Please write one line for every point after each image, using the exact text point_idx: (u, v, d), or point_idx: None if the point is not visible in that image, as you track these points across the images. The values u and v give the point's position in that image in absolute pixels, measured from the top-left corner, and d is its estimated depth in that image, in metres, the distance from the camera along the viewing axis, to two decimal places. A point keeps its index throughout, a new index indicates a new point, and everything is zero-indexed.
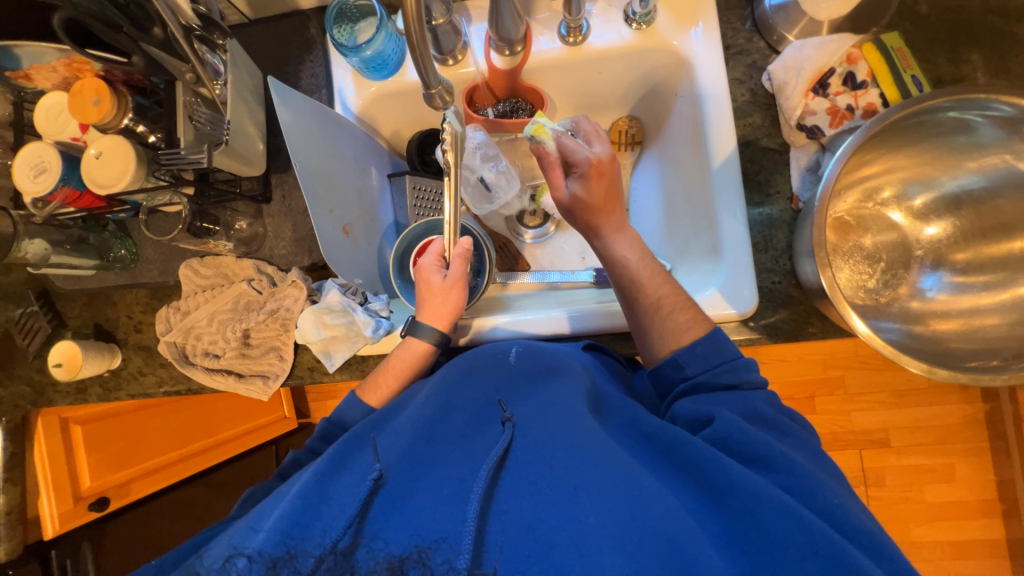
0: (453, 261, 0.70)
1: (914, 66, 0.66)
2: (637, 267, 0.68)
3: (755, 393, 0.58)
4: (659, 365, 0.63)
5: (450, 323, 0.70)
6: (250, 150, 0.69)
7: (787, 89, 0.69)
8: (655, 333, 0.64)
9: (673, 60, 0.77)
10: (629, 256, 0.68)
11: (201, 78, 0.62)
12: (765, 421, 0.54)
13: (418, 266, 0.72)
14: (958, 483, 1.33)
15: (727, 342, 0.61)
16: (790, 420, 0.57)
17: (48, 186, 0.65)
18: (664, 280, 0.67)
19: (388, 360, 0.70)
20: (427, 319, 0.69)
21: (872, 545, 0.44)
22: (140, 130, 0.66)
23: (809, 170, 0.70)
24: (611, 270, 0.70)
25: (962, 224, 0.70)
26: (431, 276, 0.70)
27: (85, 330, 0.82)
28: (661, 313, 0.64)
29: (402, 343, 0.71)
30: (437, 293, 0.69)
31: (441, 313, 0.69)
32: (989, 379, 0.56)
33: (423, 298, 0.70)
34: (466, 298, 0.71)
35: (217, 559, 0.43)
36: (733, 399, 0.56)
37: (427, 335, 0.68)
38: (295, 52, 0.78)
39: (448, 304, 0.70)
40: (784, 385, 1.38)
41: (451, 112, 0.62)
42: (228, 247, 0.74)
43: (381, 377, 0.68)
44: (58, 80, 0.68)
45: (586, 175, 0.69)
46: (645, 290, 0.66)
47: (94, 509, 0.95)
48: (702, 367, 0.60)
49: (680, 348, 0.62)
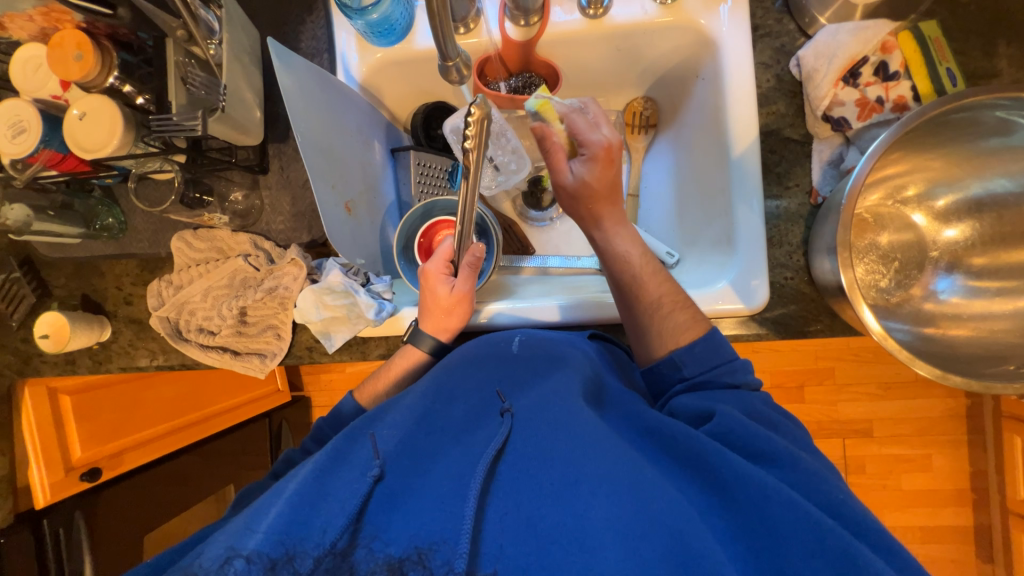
0: (462, 270, 0.68)
1: (950, 58, 0.64)
2: (640, 268, 0.66)
3: (755, 394, 0.57)
4: (657, 363, 0.63)
5: (452, 334, 0.69)
6: (247, 117, 0.65)
7: (817, 77, 0.66)
8: (656, 332, 0.63)
9: (698, 40, 0.73)
10: (631, 252, 0.67)
11: (194, 35, 0.58)
12: (765, 417, 0.54)
13: (423, 272, 0.69)
14: (935, 473, 1.38)
15: (725, 342, 0.61)
16: (787, 418, 0.57)
17: (29, 148, 0.61)
18: (664, 280, 0.65)
19: (386, 366, 0.71)
20: (430, 329, 0.68)
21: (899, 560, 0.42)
22: (127, 90, 0.61)
23: (830, 164, 0.68)
24: (613, 266, 0.68)
25: (982, 227, 0.69)
26: (438, 286, 0.67)
27: (72, 301, 0.79)
28: (660, 313, 0.63)
29: (402, 350, 0.71)
30: (444, 303, 0.68)
31: (447, 328, 0.68)
32: (999, 387, 0.57)
33: (427, 307, 0.68)
34: (471, 311, 0.69)
35: (214, 560, 0.40)
36: (733, 397, 0.56)
37: (427, 343, 0.68)
38: (294, 10, 0.72)
39: (453, 314, 0.68)
40: (775, 374, 1.39)
41: (479, 95, 0.55)
42: (223, 220, 0.71)
43: (380, 381, 0.69)
44: (35, 31, 0.62)
45: (590, 157, 0.65)
46: (649, 287, 0.64)
47: (86, 479, 0.93)
48: (700, 368, 0.59)
49: (679, 348, 0.60)
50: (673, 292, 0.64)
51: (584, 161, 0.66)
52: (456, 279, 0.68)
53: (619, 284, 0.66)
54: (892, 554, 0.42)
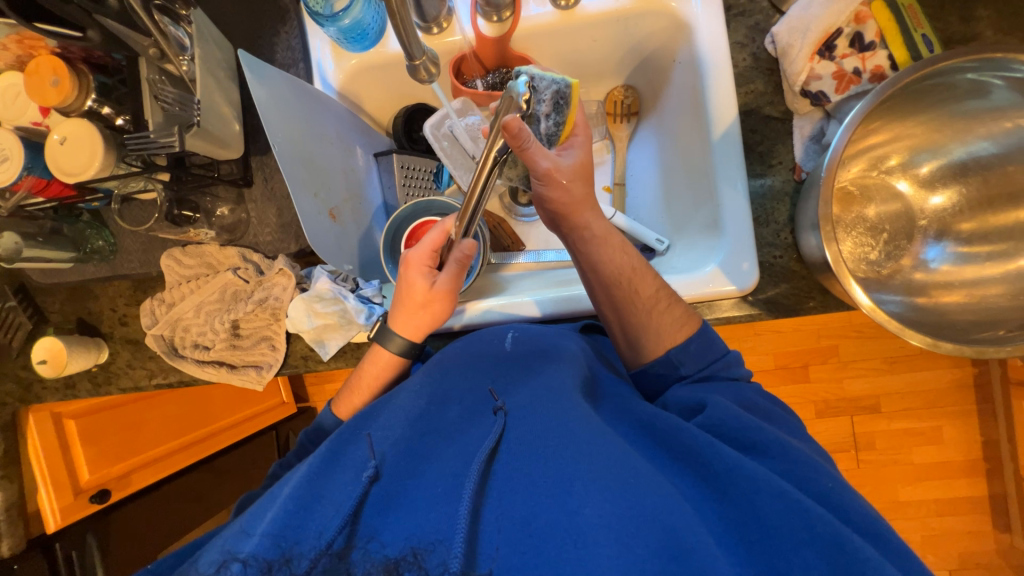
0: (449, 266, 0.64)
1: (925, 24, 0.63)
2: (628, 265, 0.64)
3: (749, 386, 0.59)
4: (648, 365, 0.62)
5: (423, 334, 0.68)
6: (225, 131, 0.66)
7: (792, 52, 0.65)
8: (650, 329, 0.62)
9: (671, 24, 0.73)
10: (615, 250, 0.64)
11: (166, 53, 0.59)
12: (757, 407, 0.55)
13: (409, 255, 0.65)
14: (945, 444, 1.37)
15: (717, 338, 0.61)
16: (778, 406, 0.58)
17: (12, 176, 0.62)
18: (649, 277, 0.64)
19: (355, 377, 0.69)
20: (398, 326, 0.66)
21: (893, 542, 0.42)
22: (106, 113, 0.62)
23: (812, 139, 0.68)
24: (601, 269, 0.64)
25: (968, 192, 0.69)
26: (418, 278, 0.64)
27: (68, 325, 0.80)
28: (649, 310, 0.62)
29: (370, 352, 0.69)
30: (420, 297, 0.64)
31: (418, 324, 0.66)
32: (993, 351, 0.56)
33: (405, 299, 0.65)
34: (451, 309, 0.67)
35: (210, 564, 0.41)
36: (728, 388, 0.57)
37: (393, 344, 0.66)
38: (268, 22, 0.73)
39: (428, 310, 0.65)
40: (779, 355, 1.38)
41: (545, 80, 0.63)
42: (210, 235, 0.71)
43: (354, 395, 0.67)
44: (12, 59, 0.63)
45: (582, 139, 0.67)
46: (644, 282, 0.63)
47: (96, 502, 0.93)
48: (696, 366, 0.60)
49: (673, 347, 0.60)
50: (663, 288, 0.63)
51: (581, 138, 0.67)
52: (438, 275, 0.65)
53: (606, 283, 0.63)
54: (890, 539, 0.42)
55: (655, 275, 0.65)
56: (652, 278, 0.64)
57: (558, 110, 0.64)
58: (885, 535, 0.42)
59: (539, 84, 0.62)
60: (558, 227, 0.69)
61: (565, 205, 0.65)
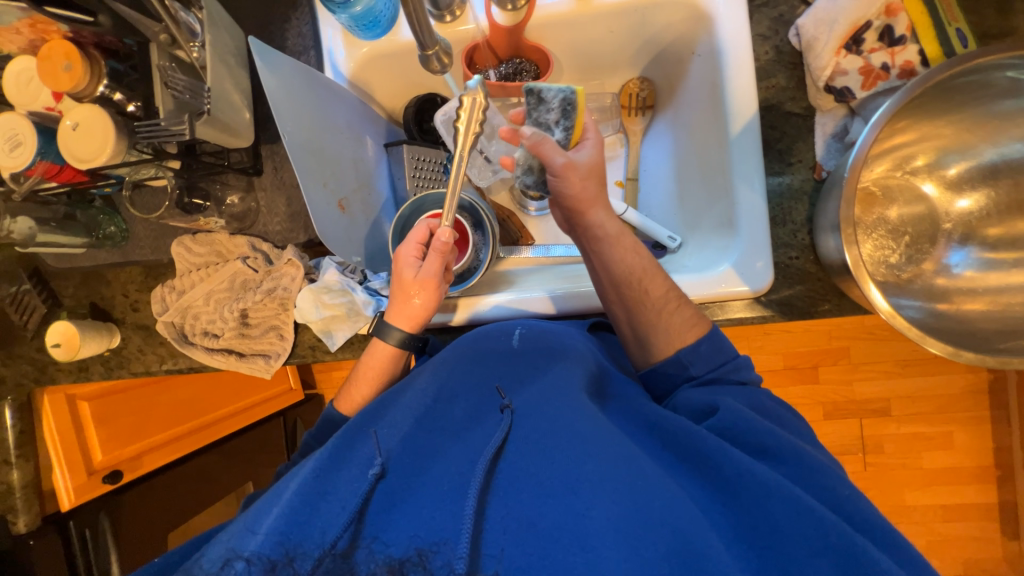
0: (432, 255, 0.64)
1: (959, 18, 0.61)
2: (639, 265, 0.62)
3: (760, 389, 0.58)
4: (658, 365, 0.61)
5: (417, 326, 0.67)
6: (236, 120, 0.65)
7: (817, 46, 0.63)
8: (659, 330, 0.60)
9: (690, 15, 0.70)
10: (626, 249, 0.63)
11: (177, 39, 0.59)
12: (769, 411, 0.55)
13: (395, 253, 0.67)
14: (957, 450, 1.34)
15: (728, 341, 0.60)
16: (789, 411, 0.57)
17: (25, 161, 0.62)
18: (659, 276, 0.63)
19: (359, 368, 0.68)
20: (393, 319, 0.66)
21: (908, 556, 0.41)
22: (117, 98, 0.62)
23: (835, 137, 0.65)
24: (610, 268, 0.63)
25: (997, 196, 0.67)
26: (406, 269, 0.65)
27: (81, 309, 0.81)
28: (660, 309, 0.60)
29: (369, 347, 0.68)
30: (409, 287, 0.65)
31: (410, 313, 0.66)
32: (1018, 362, 0.54)
33: (396, 291, 0.66)
34: (441, 296, 0.66)
35: (215, 562, 0.42)
36: (740, 392, 0.56)
37: (394, 337, 0.65)
38: (279, 10, 0.73)
39: (418, 298, 0.65)
40: (789, 355, 1.36)
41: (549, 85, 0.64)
42: (220, 224, 0.72)
43: (359, 387, 0.67)
44: (25, 44, 0.62)
45: (593, 143, 0.65)
46: (653, 282, 0.62)
47: (109, 482, 0.95)
48: (706, 367, 0.59)
49: (683, 348, 0.59)
50: (673, 289, 0.62)
51: (592, 140, 0.65)
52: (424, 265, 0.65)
53: (615, 282, 0.62)
54: (907, 554, 0.41)
55: (666, 276, 0.63)
56: (662, 278, 0.63)
57: (566, 116, 0.64)
58: (903, 549, 0.41)
59: (544, 95, 0.64)
60: (570, 226, 0.67)
61: (578, 202, 0.64)
